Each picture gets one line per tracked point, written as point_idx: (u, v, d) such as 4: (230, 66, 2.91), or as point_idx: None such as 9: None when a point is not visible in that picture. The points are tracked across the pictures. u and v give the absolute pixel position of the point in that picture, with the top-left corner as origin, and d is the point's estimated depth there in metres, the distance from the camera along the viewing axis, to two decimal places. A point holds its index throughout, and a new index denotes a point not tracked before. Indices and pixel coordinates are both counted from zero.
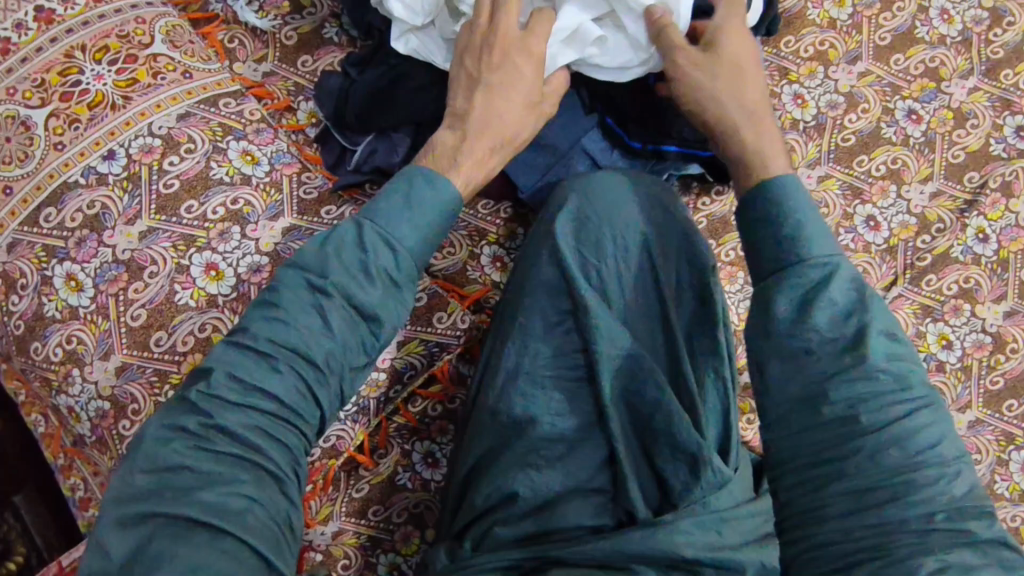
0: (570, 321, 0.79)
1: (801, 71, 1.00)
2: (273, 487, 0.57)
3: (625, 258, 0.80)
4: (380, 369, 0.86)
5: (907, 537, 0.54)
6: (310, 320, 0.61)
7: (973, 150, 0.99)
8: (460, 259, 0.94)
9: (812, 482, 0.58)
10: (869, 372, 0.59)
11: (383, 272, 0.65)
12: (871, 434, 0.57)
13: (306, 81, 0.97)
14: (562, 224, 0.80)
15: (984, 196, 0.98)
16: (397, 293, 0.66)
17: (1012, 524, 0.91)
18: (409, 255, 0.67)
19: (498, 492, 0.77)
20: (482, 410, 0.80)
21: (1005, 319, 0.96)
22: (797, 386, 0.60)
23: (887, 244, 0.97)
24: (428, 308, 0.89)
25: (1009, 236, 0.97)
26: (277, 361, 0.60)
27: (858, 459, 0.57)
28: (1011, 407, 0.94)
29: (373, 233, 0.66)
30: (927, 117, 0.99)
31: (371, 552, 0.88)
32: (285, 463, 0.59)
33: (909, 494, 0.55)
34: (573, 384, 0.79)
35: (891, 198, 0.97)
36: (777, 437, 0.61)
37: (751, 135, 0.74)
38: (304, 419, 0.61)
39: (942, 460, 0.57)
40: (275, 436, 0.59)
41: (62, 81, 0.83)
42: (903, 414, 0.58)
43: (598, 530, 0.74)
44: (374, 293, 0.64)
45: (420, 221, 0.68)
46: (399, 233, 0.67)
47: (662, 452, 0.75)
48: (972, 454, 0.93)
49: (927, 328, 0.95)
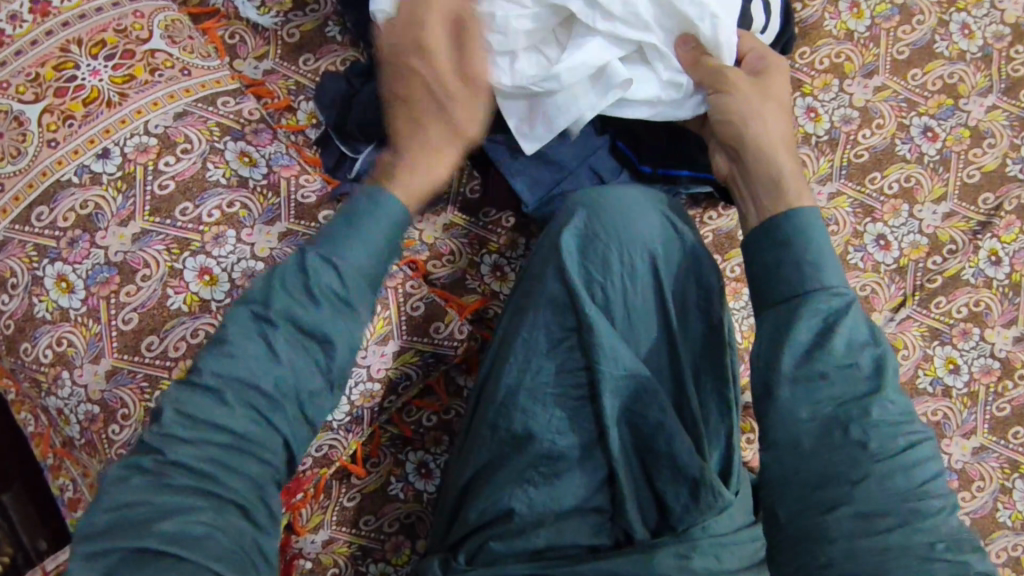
0: (574, 339, 0.75)
1: (815, 83, 0.97)
2: (234, 515, 0.56)
3: (632, 277, 0.76)
4: (374, 379, 0.84)
5: (910, 564, 0.52)
6: (254, 348, 0.60)
7: (989, 170, 0.96)
8: (459, 268, 0.93)
9: (808, 508, 0.56)
10: (881, 403, 0.57)
11: (327, 291, 0.62)
12: (878, 459, 0.55)
13: (307, 80, 0.95)
14: (566, 236, 0.77)
15: (998, 217, 0.95)
16: (346, 312, 0.63)
17: (1014, 553, 0.90)
18: (354, 272, 0.63)
19: (493, 508, 0.74)
20: (482, 424, 0.76)
21: (1014, 344, 0.94)
22: (807, 412, 0.58)
23: (897, 264, 0.95)
24: (425, 318, 0.87)
25: (1022, 260, 0.95)
26: (223, 394, 0.58)
27: (864, 486, 0.55)
28: (1016, 434, 0.92)
29: (316, 254, 0.63)
30: (943, 135, 0.96)
31: (361, 561, 0.87)
32: (247, 492, 0.58)
33: (914, 523, 0.54)
34: (577, 402, 0.75)
35: (904, 217, 0.95)
36: (785, 457, 0.58)
37: (776, 153, 0.71)
38: (266, 450, 0.59)
39: (943, 493, 0.56)
40: (230, 467, 0.57)
41: (57, 76, 0.81)
42: (910, 445, 0.56)
43: (595, 549, 0.74)
44: (318, 314, 0.61)
45: (364, 235, 0.65)
46: (343, 251, 0.63)
47: (663, 475, 0.73)
48: (975, 480, 0.91)
49: (935, 351, 0.93)
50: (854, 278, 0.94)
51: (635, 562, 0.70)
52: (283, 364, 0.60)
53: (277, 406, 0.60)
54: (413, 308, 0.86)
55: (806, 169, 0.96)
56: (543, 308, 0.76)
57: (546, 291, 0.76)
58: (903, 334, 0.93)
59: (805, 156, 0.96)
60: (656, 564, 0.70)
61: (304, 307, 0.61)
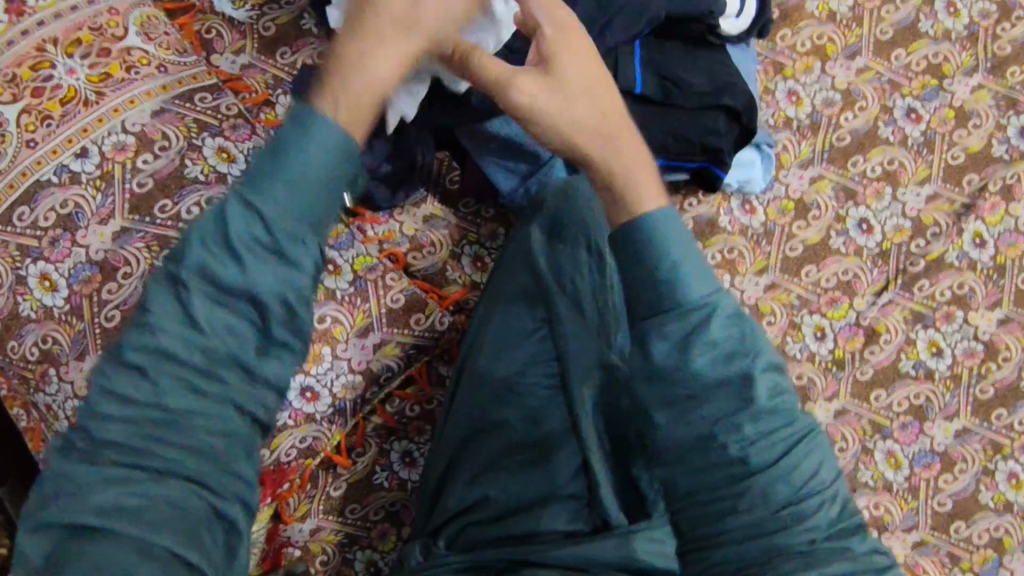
0: (546, 329, 0.78)
1: (796, 66, 0.96)
2: (194, 494, 0.53)
3: (598, 268, 0.79)
4: (356, 371, 0.85)
5: (791, 559, 0.53)
6: (178, 323, 0.51)
7: (974, 151, 0.96)
8: (439, 258, 0.94)
9: (705, 517, 0.55)
10: (756, 411, 0.55)
11: (255, 246, 0.52)
12: (761, 473, 0.55)
13: (283, 73, 0.96)
14: (534, 233, 0.80)
15: (984, 198, 0.95)
16: (279, 268, 0.52)
17: (995, 533, 0.90)
18: (277, 221, 0.52)
19: (472, 493, 0.76)
20: (459, 413, 0.78)
21: (998, 327, 0.93)
22: (683, 431, 0.55)
23: (880, 248, 0.94)
24: (405, 310, 0.88)
25: (1007, 241, 0.94)
26: (148, 372, 0.51)
27: (750, 497, 0.54)
28: (999, 416, 0.93)
29: (237, 205, 0.52)
30: (927, 116, 0.96)
31: (348, 548, 0.89)
32: (197, 469, 0.53)
33: (794, 524, 0.54)
34: (550, 390, 0.77)
35: (887, 200, 0.95)
36: (672, 474, 0.57)
37: (589, 154, 0.62)
38: (217, 426, 0.53)
39: (822, 485, 0.56)
40: (175, 441, 0.52)
41: (33, 76, 0.81)
42: (787, 449, 0.55)
43: (573, 535, 0.73)
44: (254, 272, 0.52)
45: (303, 173, 0.53)
46: (269, 193, 0.52)
47: (637, 462, 0.74)
48: (958, 463, 0.91)
49: (917, 334, 0.93)
50: (837, 263, 0.94)
51: (614, 546, 0.69)
52: (216, 335, 0.52)
53: (218, 381, 0.52)
54: (394, 300, 0.87)
55: (786, 154, 0.95)
56: (516, 301, 0.79)
57: (519, 285, 0.80)
58: (886, 317, 0.93)
59: (785, 140, 0.95)
60: (634, 547, 0.69)
61: (227, 263, 0.51)
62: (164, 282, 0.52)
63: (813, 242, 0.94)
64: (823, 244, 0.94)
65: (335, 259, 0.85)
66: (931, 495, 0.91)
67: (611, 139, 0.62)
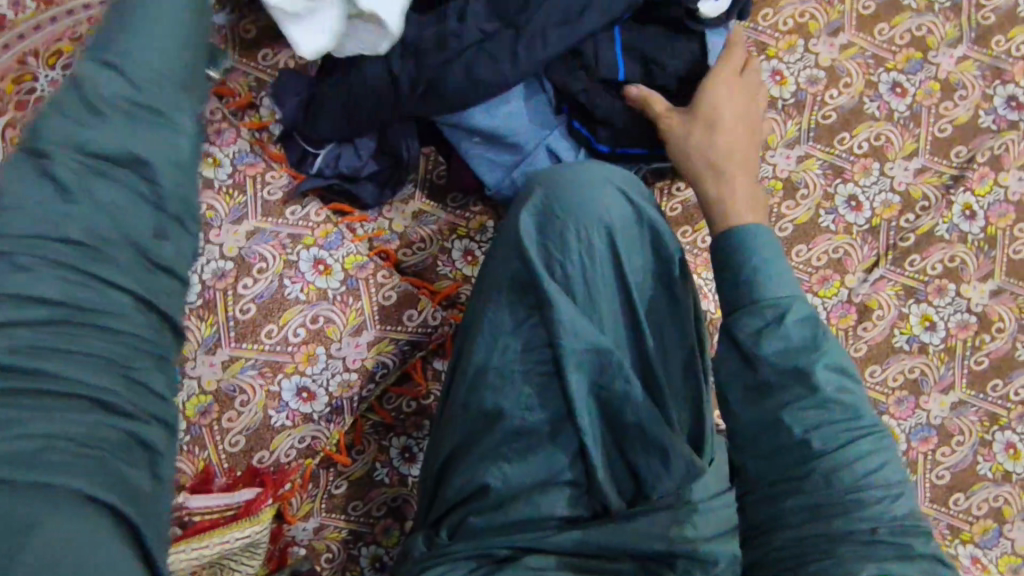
0: (537, 316, 0.77)
1: (779, 45, 0.96)
2: (98, 413, 0.48)
3: (587, 257, 0.76)
4: (351, 369, 0.86)
5: (852, 547, 0.57)
6: (41, 193, 0.51)
7: (961, 122, 0.95)
8: (429, 254, 0.95)
9: (768, 500, 0.62)
10: (822, 402, 0.61)
11: (116, 100, 0.54)
12: (822, 457, 0.60)
13: (267, 76, 0.95)
14: (523, 218, 0.78)
15: (972, 170, 0.95)
16: (164, 131, 0.55)
17: (994, 504, 0.91)
18: (55, 114, 0.53)
19: (470, 483, 0.76)
20: (454, 403, 0.79)
21: (991, 298, 0.93)
22: (751, 412, 0.62)
23: (869, 224, 0.94)
24: (397, 307, 0.88)
25: (997, 212, 0.94)
26: (19, 257, 0.48)
27: (813, 480, 0.60)
28: (995, 386, 0.93)
29: (91, 62, 0.55)
30: (912, 89, 0.95)
31: (353, 545, 0.90)
32: (114, 353, 0.50)
33: (855, 511, 0.58)
34: (544, 376, 0.76)
35: (875, 175, 0.95)
36: (744, 455, 0.63)
37: (733, 180, 0.77)
38: (107, 323, 0.50)
39: (887, 483, 0.60)
40: (70, 326, 0.49)
41: (16, 89, 0.81)
42: (847, 442, 0.60)
43: (573, 520, 0.74)
44: (102, 126, 0.53)
45: (154, 28, 0.58)
46: (127, 52, 0.56)
47: (634, 446, 0.74)
48: (955, 435, 0.92)
49: (910, 309, 0.93)
50: (826, 242, 0.94)
51: (613, 529, 0.71)
52: (89, 196, 0.52)
53: (103, 251, 0.51)
54: (390, 299, 0.88)
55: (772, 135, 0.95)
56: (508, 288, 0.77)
57: (510, 274, 0.77)
58: (878, 293, 0.93)
59: (772, 120, 0.95)
60: (638, 526, 0.71)
61: (92, 123, 0.53)
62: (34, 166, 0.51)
63: (802, 221, 0.94)
64: (811, 223, 0.94)
65: (326, 259, 0.86)
66: (928, 468, 0.91)
67: (719, 165, 0.78)
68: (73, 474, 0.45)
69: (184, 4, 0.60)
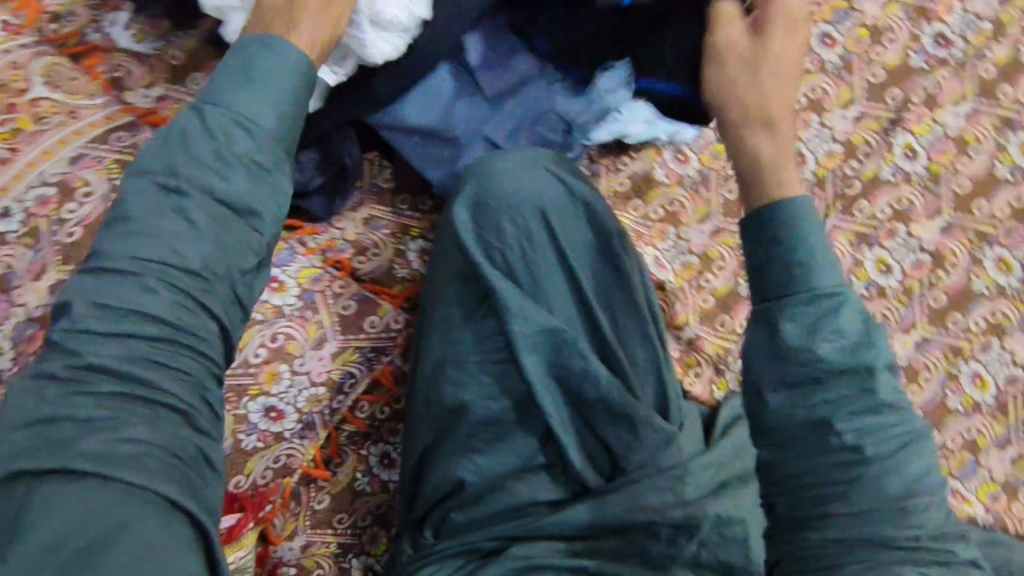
0: (485, 305, 0.77)
1: None
2: (173, 427, 0.55)
3: (524, 234, 0.77)
4: (318, 384, 0.85)
5: (893, 553, 0.57)
6: (169, 223, 0.56)
7: (892, 67, 0.98)
8: (386, 258, 0.94)
9: (804, 500, 0.60)
10: (875, 405, 0.60)
11: (243, 156, 0.60)
12: (870, 465, 0.58)
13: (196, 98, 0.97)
14: (457, 209, 0.78)
15: (907, 111, 0.97)
16: (269, 180, 0.61)
17: (967, 436, 0.93)
18: (243, 177, 0.60)
19: (444, 479, 0.77)
20: (414, 403, 0.80)
21: (941, 234, 0.95)
22: (803, 413, 0.60)
23: (816, 176, 0.95)
24: (358, 314, 0.89)
25: (937, 149, 0.97)
26: (144, 279, 0.55)
27: (861, 486, 0.58)
28: (954, 320, 0.95)
29: (219, 117, 0.60)
30: (841, 39, 0.98)
31: (343, 557, 0.92)
32: (180, 392, 0.55)
33: (909, 516, 0.58)
34: (501, 366, 0.76)
35: (816, 127, 0.96)
36: (776, 448, 0.61)
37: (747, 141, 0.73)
38: (193, 342, 0.56)
39: (926, 490, 0.60)
40: (157, 364, 0.55)
41: None
42: (892, 453, 0.59)
43: (556, 503, 0.77)
44: (237, 181, 0.59)
45: (267, 88, 0.62)
46: (248, 113, 0.61)
47: (601, 420, 0.76)
48: (921, 373, 0.93)
49: (865, 255, 0.94)
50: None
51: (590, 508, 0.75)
52: (171, 248, 0.56)
53: (207, 283, 0.57)
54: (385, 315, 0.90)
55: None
56: (454, 279, 0.78)
57: (457, 268, 0.78)
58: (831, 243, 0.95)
59: None
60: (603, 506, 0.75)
61: (219, 178, 0.59)
62: (205, 201, 0.58)
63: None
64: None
65: (278, 276, 0.85)
66: None
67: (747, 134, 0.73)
68: (154, 479, 0.52)
69: (288, 76, 0.64)
